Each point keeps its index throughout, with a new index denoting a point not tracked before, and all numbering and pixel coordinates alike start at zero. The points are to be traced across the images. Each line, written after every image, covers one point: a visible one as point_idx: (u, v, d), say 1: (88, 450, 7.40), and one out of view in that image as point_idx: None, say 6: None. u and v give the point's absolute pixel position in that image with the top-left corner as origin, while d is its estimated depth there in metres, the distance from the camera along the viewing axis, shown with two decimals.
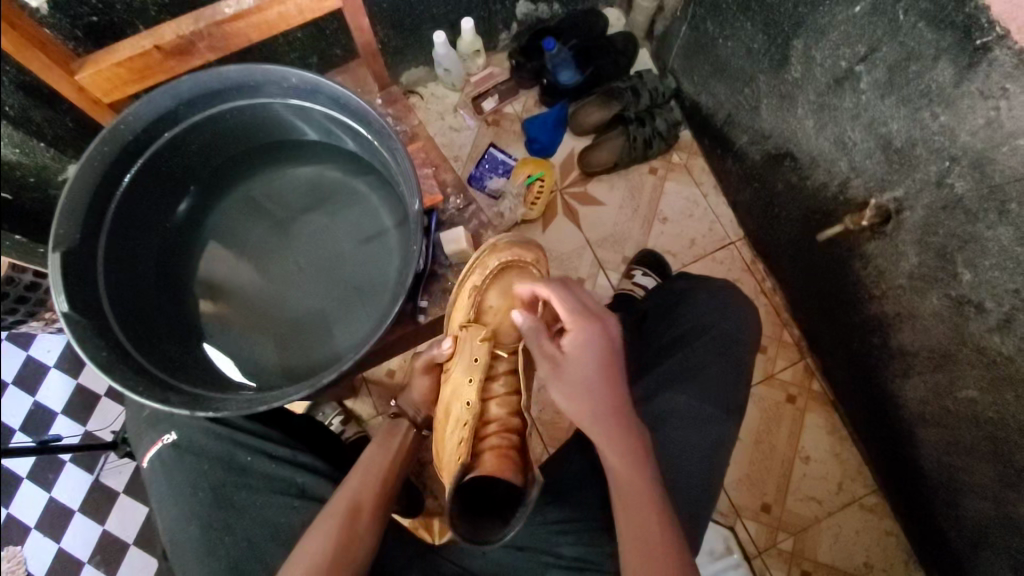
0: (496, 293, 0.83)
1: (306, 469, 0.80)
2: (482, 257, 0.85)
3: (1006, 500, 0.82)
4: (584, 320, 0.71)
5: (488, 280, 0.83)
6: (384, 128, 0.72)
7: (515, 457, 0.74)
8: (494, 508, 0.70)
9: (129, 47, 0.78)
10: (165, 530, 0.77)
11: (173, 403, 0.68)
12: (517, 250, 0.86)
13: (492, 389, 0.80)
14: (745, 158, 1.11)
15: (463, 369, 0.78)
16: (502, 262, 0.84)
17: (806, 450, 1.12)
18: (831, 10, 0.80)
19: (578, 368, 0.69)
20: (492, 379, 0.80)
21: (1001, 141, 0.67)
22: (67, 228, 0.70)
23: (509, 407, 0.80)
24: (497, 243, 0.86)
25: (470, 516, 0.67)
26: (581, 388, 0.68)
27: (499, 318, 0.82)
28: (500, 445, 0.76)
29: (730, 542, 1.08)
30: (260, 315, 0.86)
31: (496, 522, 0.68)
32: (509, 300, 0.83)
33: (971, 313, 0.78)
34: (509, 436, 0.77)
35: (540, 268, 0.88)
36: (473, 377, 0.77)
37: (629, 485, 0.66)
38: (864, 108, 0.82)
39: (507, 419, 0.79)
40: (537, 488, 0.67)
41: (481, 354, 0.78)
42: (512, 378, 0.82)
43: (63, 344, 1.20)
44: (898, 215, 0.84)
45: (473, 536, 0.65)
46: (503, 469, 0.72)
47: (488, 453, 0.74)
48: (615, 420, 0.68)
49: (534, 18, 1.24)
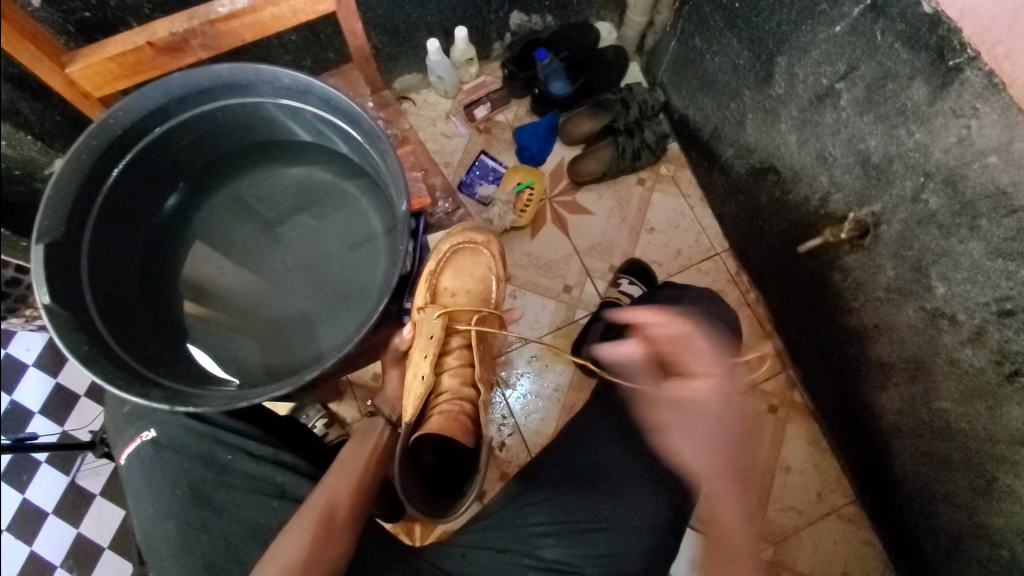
0: (450, 274, 0.87)
1: (286, 468, 0.79)
2: (437, 243, 0.88)
3: (979, 511, 0.83)
4: (717, 377, 0.75)
5: (441, 264, 0.87)
6: (374, 129, 0.73)
7: (465, 422, 0.79)
8: (457, 477, 0.79)
9: (122, 42, 0.79)
10: (143, 528, 0.77)
11: (155, 398, 0.67)
12: (468, 233, 0.88)
13: (446, 362, 0.83)
14: (730, 171, 1.14)
15: (420, 348, 0.79)
16: (453, 246, 0.87)
17: (787, 460, 1.14)
18: (813, 29, 0.83)
19: (721, 398, 0.75)
20: (447, 354, 0.83)
21: (972, 158, 0.69)
22: (53, 221, 0.70)
23: (462, 377, 0.83)
24: (452, 229, 0.89)
25: (427, 492, 0.75)
26: (705, 425, 0.75)
27: (454, 300, 0.86)
28: (452, 410, 0.80)
29: (711, 551, 1.09)
30: (243, 315, 0.86)
31: (455, 496, 0.76)
32: (462, 281, 0.87)
33: (945, 325, 0.80)
34: (460, 403, 0.81)
35: (494, 248, 0.88)
36: (428, 354, 0.78)
37: (739, 520, 0.75)
38: (843, 124, 0.85)
39: (459, 389, 0.82)
40: (487, 466, 0.75)
41: (437, 331, 0.79)
42: (467, 352, 0.84)
43: (44, 341, 1.20)
44: (875, 230, 0.86)
45: (443, 512, 0.74)
46: (456, 431, 0.78)
47: (436, 415, 0.79)
48: (733, 472, 0.75)
49: (528, 29, 1.27)
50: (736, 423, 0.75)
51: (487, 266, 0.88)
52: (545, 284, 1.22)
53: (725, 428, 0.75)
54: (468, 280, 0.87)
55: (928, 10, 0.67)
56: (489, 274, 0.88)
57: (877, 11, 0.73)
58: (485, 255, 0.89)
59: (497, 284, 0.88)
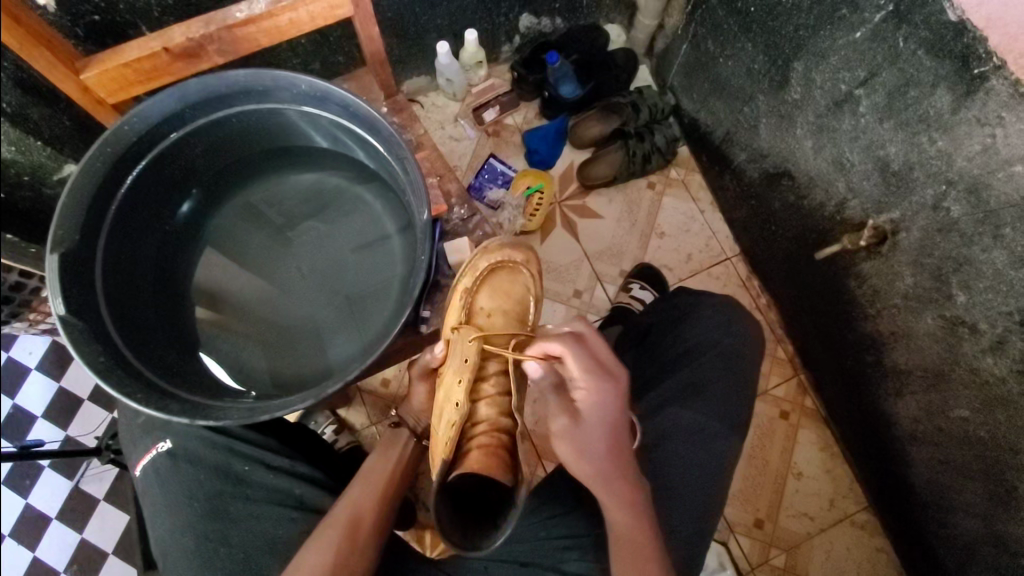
0: (487, 293, 0.85)
1: (304, 480, 0.78)
2: (473, 259, 0.86)
3: (997, 519, 0.83)
4: (595, 374, 0.67)
5: (478, 282, 0.85)
6: (394, 136, 0.71)
7: (504, 457, 0.74)
8: (487, 512, 0.71)
9: (137, 47, 0.77)
10: (158, 540, 0.75)
11: (172, 411, 0.66)
12: (507, 251, 0.88)
13: (481, 390, 0.80)
14: (742, 175, 1.13)
15: (453, 371, 0.76)
16: (491, 263, 0.86)
17: (799, 466, 1.13)
18: (832, 34, 0.82)
19: (602, 409, 0.66)
20: (483, 380, 0.81)
21: (997, 167, 0.68)
22: (67, 230, 0.69)
23: (498, 407, 0.81)
24: (489, 244, 0.88)
25: (457, 522, 0.67)
26: (585, 445, 0.66)
27: (489, 320, 0.84)
28: (489, 444, 0.76)
29: (724, 558, 1.08)
30: (257, 323, 0.84)
31: (484, 528, 0.68)
32: (499, 301, 0.85)
33: (965, 334, 0.80)
34: (497, 436, 0.77)
35: (531, 267, 0.89)
36: (463, 379, 0.75)
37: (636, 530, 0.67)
38: (862, 131, 0.84)
39: (496, 419, 0.79)
40: (527, 489, 0.66)
41: (471, 353, 0.76)
42: (504, 378, 0.82)
43: (46, 345, 1.18)
44: (894, 236, 0.86)
45: (468, 543, 0.65)
46: (494, 467, 0.72)
47: (475, 450, 0.75)
48: (634, 482, 0.68)
49: (537, 32, 1.26)
50: (627, 421, 0.69)
51: (525, 286, 0.87)
52: (555, 289, 1.21)
53: (626, 432, 0.68)
54: (506, 301, 0.85)
55: (953, 18, 0.67)
56: (525, 294, 0.87)
57: (900, 18, 0.73)
58: (522, 276, 0.89)
59: (532, 305, 0.88)
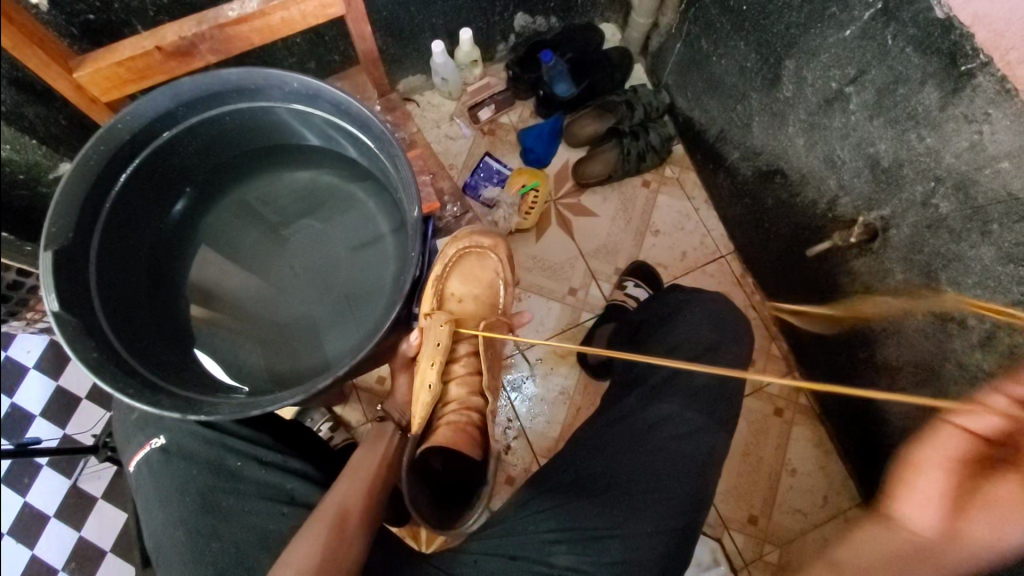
0: (458, 279, 0.89)
1: (296, 475, 0.79)
2: (442, 247, 0.91)
3: None
4: None
5: (448, 269, 0.89)
6: (386, 134, 0.72)
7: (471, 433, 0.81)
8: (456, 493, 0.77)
9: (131, 46, 0.78)
10: (152, 535, 0.76)
11: (165, 407, 0.67)
12: (475, 237, 0.92)
13: (453, 371, 0.85)
14: (736, 173, 1.14)
15: (427, 356, 0.79)
16: (458, 250, 0.90)
17: (792, 463, 1.14)
18: (822, 33, 0.82)
19: None
20: (454, 362, 0.85)
21: (984, 164, 0.69)
22: (60, 228, 0.70)
23: (469, 386, 0.86)
24: (457, 233, 0.92)
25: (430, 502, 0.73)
26: None
27: (461, 304, 0.88)
28: (459, 421, 0.82)
29: (718, 554, 1.10)
30: (253, 320, 0.85)
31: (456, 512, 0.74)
32: (471, 286, 0.89)
33: (954, 330, 0.80)
34: (467, 413, 0.83)
35: (500, 253, 0.91)
36: (435, 361, 0.78)
37: None
38: (852, 128, 0.85)
39: (467, 399, 0.85)
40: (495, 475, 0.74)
41: (443, 337, 0.80)
42: (474, 359, 0.87)
43: (44, 343, 1.19)
44: (884, 233, 0.86)
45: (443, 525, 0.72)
46: (462, 443, 0.79)
47: (444, 427, 0.80)
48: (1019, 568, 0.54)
49: (532, 31, 1.26)
50: None
51: (494, 269, 0.90)
52: (550, 287, 1.21)
53: None
54: (476, 285, 0.89)
55: (940, 15, 0.67)
56: (496, 278, 0.90)
57: (889, 16, 0.73)
58: (491, 261, 0.91)
59: (505, 289, 0.90)
